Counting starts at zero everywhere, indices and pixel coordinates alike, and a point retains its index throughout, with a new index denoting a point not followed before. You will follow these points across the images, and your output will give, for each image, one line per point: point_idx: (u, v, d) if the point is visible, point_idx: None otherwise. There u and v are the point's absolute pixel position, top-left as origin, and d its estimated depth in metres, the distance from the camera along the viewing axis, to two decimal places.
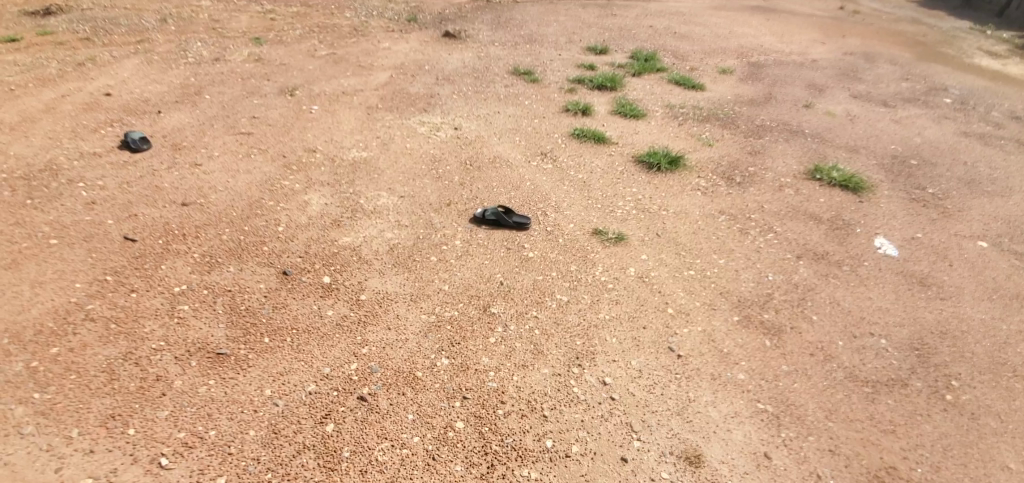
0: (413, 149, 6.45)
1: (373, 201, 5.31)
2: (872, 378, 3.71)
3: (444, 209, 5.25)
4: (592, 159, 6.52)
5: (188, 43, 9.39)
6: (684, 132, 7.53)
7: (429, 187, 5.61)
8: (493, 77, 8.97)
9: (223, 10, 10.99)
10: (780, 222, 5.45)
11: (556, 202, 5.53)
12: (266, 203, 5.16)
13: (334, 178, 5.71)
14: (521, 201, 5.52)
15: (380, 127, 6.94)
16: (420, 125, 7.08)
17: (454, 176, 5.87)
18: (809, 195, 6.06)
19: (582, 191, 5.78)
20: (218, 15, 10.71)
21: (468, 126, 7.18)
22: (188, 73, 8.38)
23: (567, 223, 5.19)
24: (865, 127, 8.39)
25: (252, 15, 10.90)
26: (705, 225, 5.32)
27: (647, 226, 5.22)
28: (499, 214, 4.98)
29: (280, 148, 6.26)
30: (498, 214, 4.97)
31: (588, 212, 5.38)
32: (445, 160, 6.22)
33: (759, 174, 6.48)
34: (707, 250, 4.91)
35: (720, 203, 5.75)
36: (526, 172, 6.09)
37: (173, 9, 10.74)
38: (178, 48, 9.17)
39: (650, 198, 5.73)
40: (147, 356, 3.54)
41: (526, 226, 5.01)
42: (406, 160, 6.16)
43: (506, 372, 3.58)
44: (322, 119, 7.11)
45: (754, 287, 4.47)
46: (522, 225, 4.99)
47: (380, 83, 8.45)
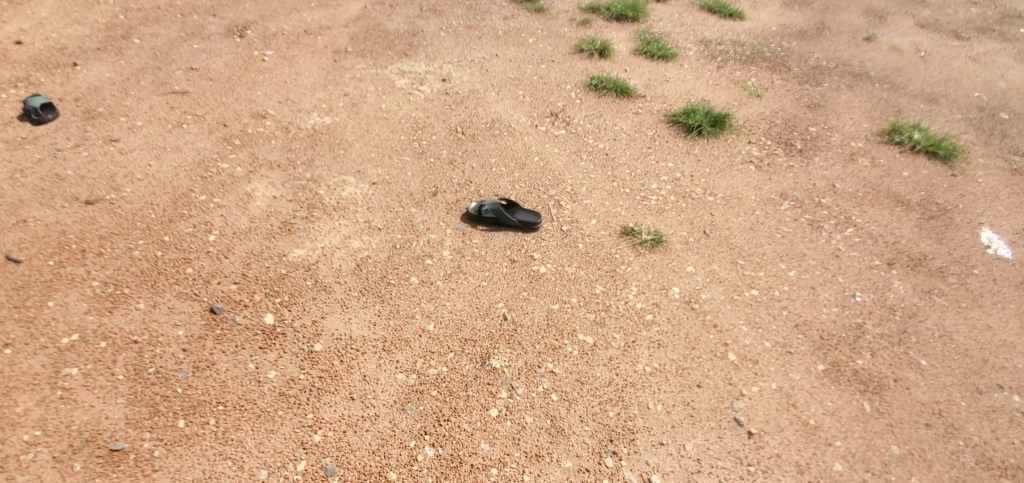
0: (390, 110, 5.11)
1: (336, 191, 4.11)
2: (1010, 462, 2.75)
3: (428, 201, 4.06)
4: (615, 121, 5.21)
5: None
6: (725, 79, 6.12)
7: (409, 168, 4.37)
8: (489, 6, 7.35)
9: None
10: (858, 210, 4.27)
11: (571, 186, 4.32)
12: (196, 199, 3.97)
13: (287, 155, 4.45)
14: (528, 185, 4.30)
15: (348, 80, 5.55)
16: (398, 75, 5.67)
17: (441, 150, 4.60)
18: (889, 167, 4.82)
19: (603, 169, 4.55)
20: None
21: (459, 75, 5.77)
22: (116, 8, 6.77)
23: (587, 217, 4.02)
24: (941, 66, 6.92)
25: None
26: (765, 216, 4.14)
27: (691, 221, 4.05)
28: (502, 213, 3.79)
29: (221, 114, 4.94)
30: (501, 212, 3.79)
31: (613, 202, 4.19)
32: (430, 126, 4.92)
33: (823, 136, 5.18)
34: (771, 257, 3.77)
35: (780, 182, 4.53)
36: (532, 141, 4.81)
37: None
38: None
39: (691, 177, 4.50)
40: (15, 456, 2.55)
41: (537, 226, 3.85)
42: (380, 127, 4.85)
43: (514, 469, 2.60)
44: (278, 69, 5.69)
45: (837, 314, 3.40)
46: (532, 224, 3.83)
47: (350, 16, 6.88)
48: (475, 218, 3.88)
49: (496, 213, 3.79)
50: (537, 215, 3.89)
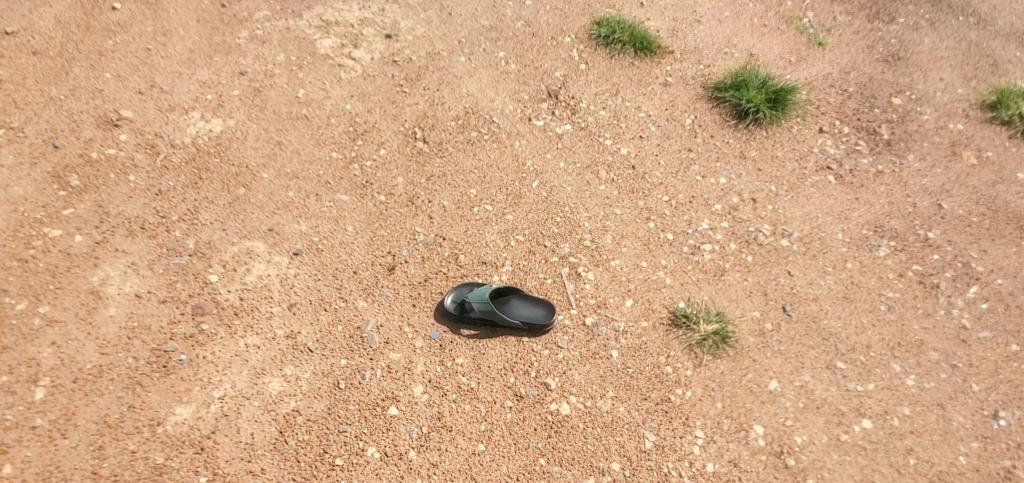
0: (310, 101, 3.42)
1: (237, 276, 2.67)
2: None
3: (383, 285, 2.70)
4: (638, 102, 3.68)
5: None
6: (775, 15, 4.44)
7: (349, 219, 2.91)
8: None
9: None
10: (977, 249, 3.13)
11: (591, 234, 2.98)
12: (15, 311, 2.48)
13: (159, 204, 2.89)
14: (528, 237, 2.93)
15: (245, 42, 3.67)
16: (318, 29, 3.80)
17: (393, 178, 3.10)
18: (1000, 165, 3.60)
19: (632, 197, 3.17)
20: None
21: (411, 25, 3.91)
22: None
23: (619, 296, 2.76)
24: None
25: None
26: (861, 272, 2.97)
27: (763, 289, 2.85)
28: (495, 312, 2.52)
29: (49, 121, 3.15)
30: (493, 311, 2.51)
31: (652, 261, 2.90)
32: (374, 129, 3.31)
33: (913, 114, 3.84)
34: (880, 355, 2.67)
35: (872, 203, 3.28)
36: (527, 150, 3.31)
37: None
38: None
39: (754, 203, 3.20)
40: None
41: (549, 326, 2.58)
42: (298, 137, 3.24)
43: None
44: (136, 24, 3.70)
45: (980, 456, 2.43)
46: (542, 324, 2.55)
47: None
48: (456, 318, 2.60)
49: (487, 313, 2.52)
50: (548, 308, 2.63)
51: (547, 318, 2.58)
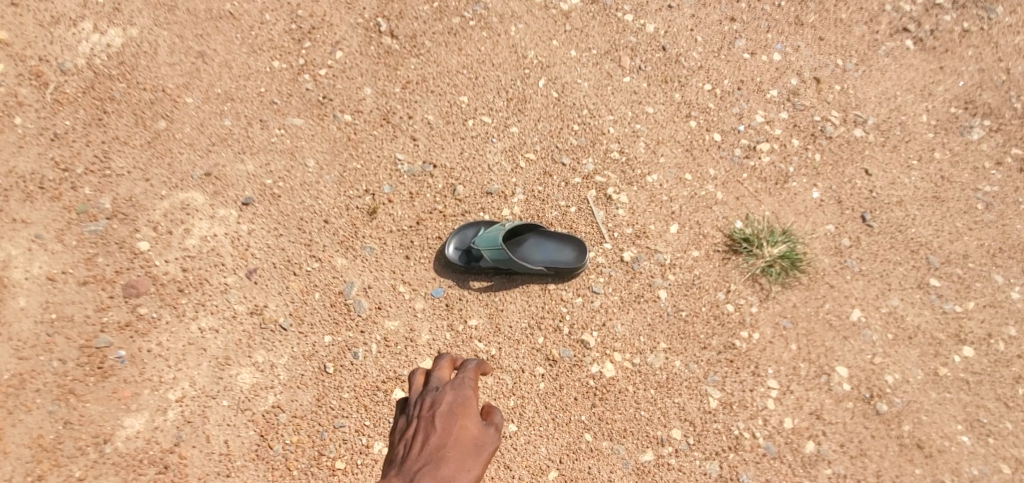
0: None
1: (175, 241, 2.06)
2: None
3: (363, 234, 2.11)
4: None
5: None
6: None
7: (308, 150, 2.23)
8: None
9: None
10: None
11: (619, 143, 2.34)
12: None
13: (57, 154, 2.19)
14: (541, 155, 2.30)
15: None
16: None
17: (358, 90, 2.37)
18: None
19: (667, 88, 2.47)
20: None
21: None
22: None
23: (661, 221, 2.20)
24: None
25: None
26: (951, 163, 2.43)
27: (836, 196, 2.31)
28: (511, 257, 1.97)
29: None
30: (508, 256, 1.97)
31: (698, 172, 2.31)
32: (325, 23, 2.48)
33: None
34: (978, 266, 2.22)
35: (960, 72, 2.64)
36: (525, 37, 2.51)
37: None
38: None
39: (818, 85, 2.55)
40: None
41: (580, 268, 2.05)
42: (224, 43, 2.43)
43: None
44: None
45: None
46: (572, 267, 2.02)
47: None
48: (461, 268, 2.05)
49: (500, 260, 1.97)
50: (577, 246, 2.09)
51: (576, 260, 2.04)
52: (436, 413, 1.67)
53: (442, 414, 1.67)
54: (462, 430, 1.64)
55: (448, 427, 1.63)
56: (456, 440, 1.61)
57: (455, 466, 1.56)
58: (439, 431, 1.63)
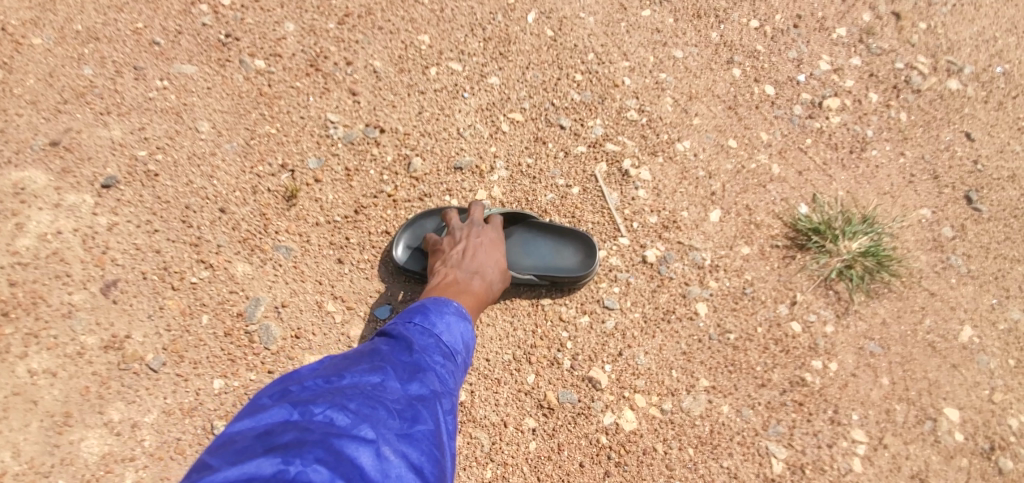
0: None
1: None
2: None
3: (276, 229, 1.48)
4: None
5: None
6: None
7: (203, 108, 1.58)
8: None
9: None
10: None
11: (637, 99, 1.71)
12: None
13: None
14: (531, 115, 1.67)
15: None
16: None
17: (277, 24, 1.70)
18: None
19: (699, 25, 1.84)
20: None
21: None
22: None
23: (697, 205, 1.59)
24: None
25: None
26: None
27: (930, 170, 1.70)
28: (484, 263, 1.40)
29: None
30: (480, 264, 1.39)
31: (744, 137, 1.69)
32: None
33: None
34: None
35: None
36: None
37: None
38: None
39: (897, 22, 1.92)
40: None
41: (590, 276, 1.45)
42: None
43: None
44: None
45: None
46: (574, 278, 1.42)
47: None
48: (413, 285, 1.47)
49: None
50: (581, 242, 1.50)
51: (579, 266, 1.45)
52: (479, 233, 1.40)
53: (485, 234, 1.41)
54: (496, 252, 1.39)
55: (486, 247, 1.38)
56: (494, 262, 1.37)
57: (492, 280, 1.34)
58: (481, 250, 1.37)
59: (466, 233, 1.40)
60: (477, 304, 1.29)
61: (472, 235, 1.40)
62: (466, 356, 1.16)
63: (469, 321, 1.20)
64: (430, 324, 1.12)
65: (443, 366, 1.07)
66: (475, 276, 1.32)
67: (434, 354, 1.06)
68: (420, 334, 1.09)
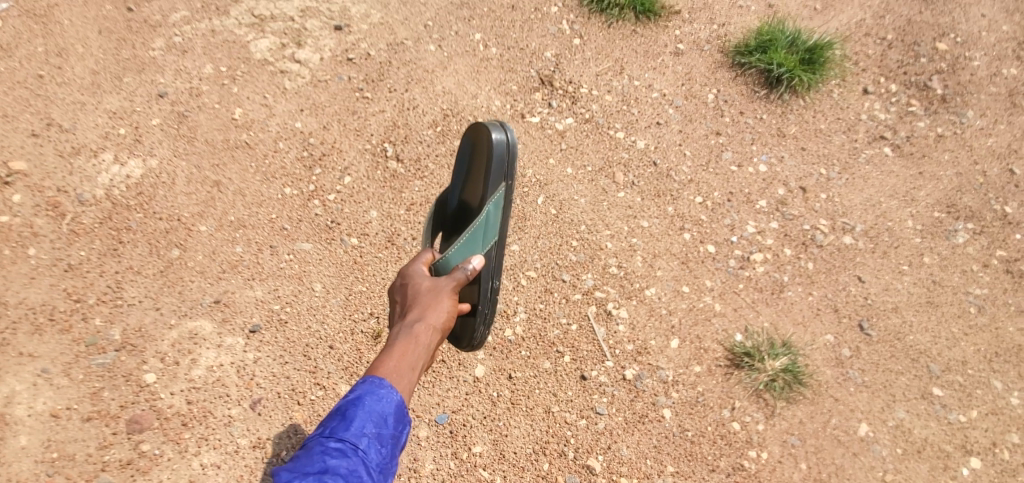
0: (248, 121, 2.72)
1: (180, 372, 2.10)
2: None
3: (368, 359, 2.18)
4: (648, 81, 3.03)
5: None
6: None
7: (317, 273, 2.32)
8: None
9: None
10: None
11: (616, 257, 2.42)
12: None
13: (71, 284, 2.26)
14: (542, 272, 2.37)
15: (160, 54, 2.92)
16: (250, 28, 3.03)
17: (365, 212, 2.49)
18: None
19: (659, 202, 2.60)
20: None
21: (364, 11, 3.17)
22: None
23: (661, 336, 2.23)
24: None
25: None
26: (942, 267, 2.49)
27: (832, 305, 2.35)
28: (467, 232, 1.78)
29: None
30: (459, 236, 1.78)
31: (694, 284, 2.37)
32: (335, 151, 2.65)
33: (962, 63, 3.33)
34: (977, 372, 2.25)
35: (941, 175, 2.78)
36: (524, 157, 2.68)
37: None
38: None
39: (804, 193, 2.66)
40: None
41: (501, 135, 1.85)
42: (239, 172, 2.56)
43: None
44: (21, 47, 2.95)
45: None
46: (498, 156, 1.82)
47: None
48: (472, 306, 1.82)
49: (460, 249, 1.76)
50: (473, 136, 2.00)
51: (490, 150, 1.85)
52: (401, 278, 1.73)
53: (407, 278, 1.73)
54: (420, 283, 1.68)
55: (411, 287, 1.69)
56: (422, 292, 1.65)
57: (424, 309, 1.59)
58: (407, 291, 1.68)
59: (395, 290, 1.75)
60: (409, 349, 1.49)
61: (399, 286, 1.74)
62: (376, 430, 1.30)
63: (378, 389, 1.36)
64: (327, 428, 1.29)
65: (321, 473, 1.20)
66: (408, 325, 1.56)
67: (312, 467, 1.20)
68: (311, 449, 1.25)
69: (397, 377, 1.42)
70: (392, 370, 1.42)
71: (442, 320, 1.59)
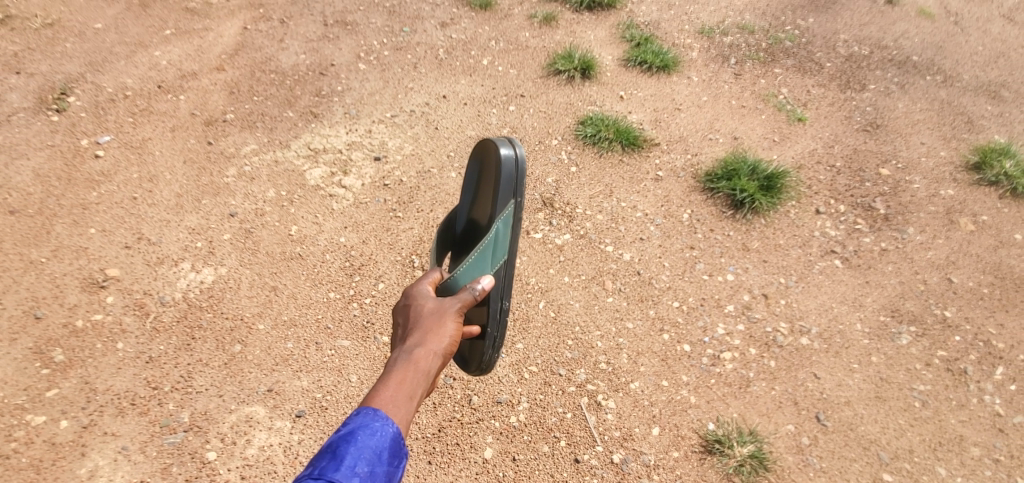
0: (301, 236, 3.31)
1: (237, 450, 2.50)
2: None
3: None
4: (632, 201, 3.60)
5: None
6: (751, 95, 4.48)
7: (354, 366, 2.78)
8: (419, 5, 5.15)
9: None
10: (995, 323, 3.14)
11: (606, 355, 2.86)
12: None
13: (151, 373, 2.72)
14: (543, 366, 2.81)
15: (233, 180, 3.58)
16: (306, 159, 3.73)
17: None
18: (997, 227, 3.68)
19: (642, 306, 3.07)
20: None
21: (398, 144, 3.87)
22: None
23: (644, 424, 2.63)
24: (981, 37, 5.63)
25: None
26: (888, 366, 2.89)
27: (792, 398, 2.74)
28: (477, 250, 1.92)
29: (31, 290, 3.03)
30: (470, 255, 1.90)
31: (672, 379, 2.79)
32: (371, 262, 3.20)
33: (905, 183, 3.88)
34: (923, 459, 2.57)
35: (884, 283, 3.25)
36: (528, 267, 3.21)
37: None
38: None
39: (766, 299, 3.13)
40: None
41: (509, 155, 2.02)
42: (293, 279, 3.10)
43: None
44: (121, 173, 3.64)
45: None
46: (506, 176, 1.99)
47: (222, 48, 4.64)
48: (481, 328, 1.95)
49: (469, 268, 1.87)
50: (483, 151, 2.17)
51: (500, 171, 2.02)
52: (406, 299, 1.75)
53: (412, 299, 1.75)
54: (423, 306, 1.69)
55: (414, 310, 1.69)
56: (425, 315, 1.65)
57: (425, 333, 1.58)
58: (411, 313, 1.68)
59: (397, 312, 1.76)
60: (406, 372, 1.45)
61: (402, 308, 1.75)
62: (367, 467, 1.22)
63: (371, 423, 1.29)
64: (317, 468, 1.20)
65: None
66: (406, 350, 1.54)
67: None
68: None
69: (395, 406, 1.37)
70: (388, 399, 1.37)
71: (445, 344, 1.58)
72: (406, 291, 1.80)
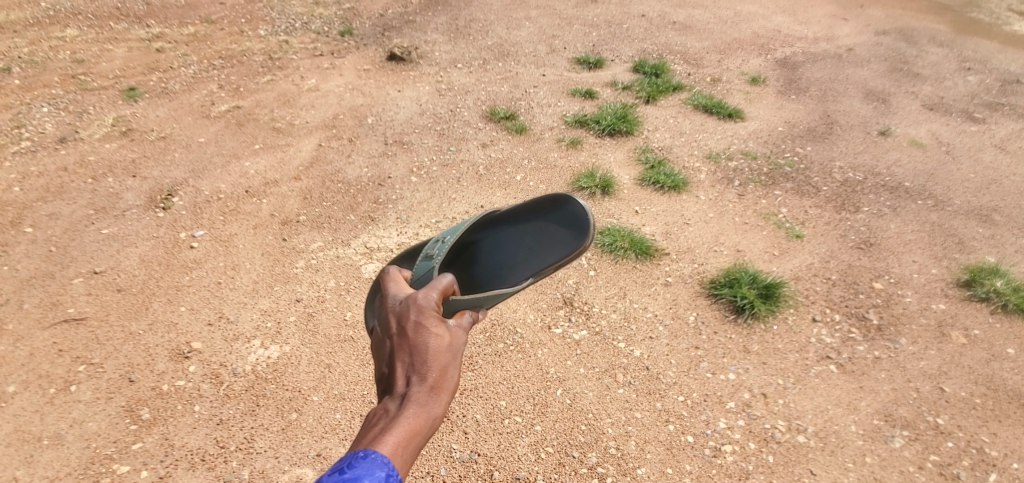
0: (354, 321, 3.85)
1: None
2: None
3: None
4: (643, 303, 4.05)
5: (26, 111, 6.30)
6: (753, 213, 5.03)
7: None
8: (463, 130, 6.06)
9: (90, 45, 7.86)
10: (987, 432, 3.34)
11: (615, 440, 3.19)
12: None
13: (220, 433, 3.18)
14: (558, 448, 3.15)
15: (301, 271, 4.23)
16: (363, 255, 4.38)
17: None
18: (989, 341, 3.93)
19: (650, 398, 3.42)
20: (84, 54, 7.61)
21: None
22: (14, 174, 5.37)
23: None
24: (973, 165, 6.12)
25: (131, 48, 7.80)
26: (881, 466, 3.12)
27: None
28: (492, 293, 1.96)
29: (128, 356, 3.61)
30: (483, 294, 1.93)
31: (677, 467, 3.08)
32: None
33: (897, 297, 4.23)
34: None
35: (877, 389, 3.53)
36: (549, 358, 3.62)
37: (22, 53, 7.49)
38: (10, 124, 6.08)
39: (765, 398, 3.44)
40: None
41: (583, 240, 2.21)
42: (345, 358, 3.60)
43: None
44: (210, 261, 4.35)
45: None
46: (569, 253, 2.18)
47: (300, 161, 5.55)
48: None
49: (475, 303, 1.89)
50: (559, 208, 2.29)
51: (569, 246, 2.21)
52: (419, 320, 1.65)
53: (425, 320, 1.65)
54: (440, 340, 1.63)
55: (428, 339, 1.62)
56: (442, 352, 1.62)
57: (437, 375, 1.59)
58: (422, 340, 1.62)
59: (407, 328, 1.65)
60: (417, 420, 1.50)
61: (413, 329, 1.64)
62: None
63: (378, 471, 1.35)
64: None
65: None
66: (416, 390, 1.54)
67: None
68: None
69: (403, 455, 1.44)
70: (399, 449, 1.44)
71: (452, 389, 1.60)
72: (419, 312, 1.68)
